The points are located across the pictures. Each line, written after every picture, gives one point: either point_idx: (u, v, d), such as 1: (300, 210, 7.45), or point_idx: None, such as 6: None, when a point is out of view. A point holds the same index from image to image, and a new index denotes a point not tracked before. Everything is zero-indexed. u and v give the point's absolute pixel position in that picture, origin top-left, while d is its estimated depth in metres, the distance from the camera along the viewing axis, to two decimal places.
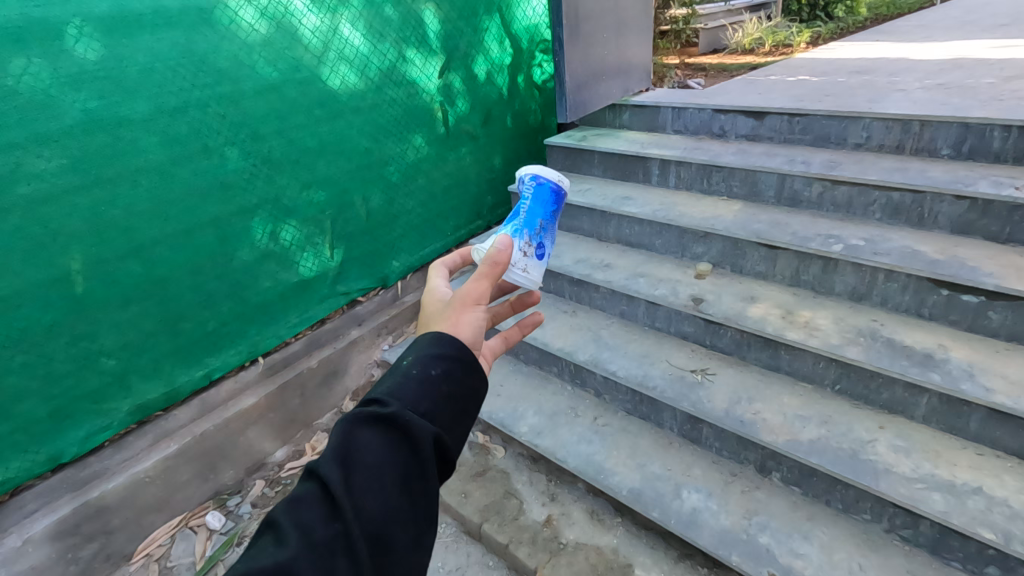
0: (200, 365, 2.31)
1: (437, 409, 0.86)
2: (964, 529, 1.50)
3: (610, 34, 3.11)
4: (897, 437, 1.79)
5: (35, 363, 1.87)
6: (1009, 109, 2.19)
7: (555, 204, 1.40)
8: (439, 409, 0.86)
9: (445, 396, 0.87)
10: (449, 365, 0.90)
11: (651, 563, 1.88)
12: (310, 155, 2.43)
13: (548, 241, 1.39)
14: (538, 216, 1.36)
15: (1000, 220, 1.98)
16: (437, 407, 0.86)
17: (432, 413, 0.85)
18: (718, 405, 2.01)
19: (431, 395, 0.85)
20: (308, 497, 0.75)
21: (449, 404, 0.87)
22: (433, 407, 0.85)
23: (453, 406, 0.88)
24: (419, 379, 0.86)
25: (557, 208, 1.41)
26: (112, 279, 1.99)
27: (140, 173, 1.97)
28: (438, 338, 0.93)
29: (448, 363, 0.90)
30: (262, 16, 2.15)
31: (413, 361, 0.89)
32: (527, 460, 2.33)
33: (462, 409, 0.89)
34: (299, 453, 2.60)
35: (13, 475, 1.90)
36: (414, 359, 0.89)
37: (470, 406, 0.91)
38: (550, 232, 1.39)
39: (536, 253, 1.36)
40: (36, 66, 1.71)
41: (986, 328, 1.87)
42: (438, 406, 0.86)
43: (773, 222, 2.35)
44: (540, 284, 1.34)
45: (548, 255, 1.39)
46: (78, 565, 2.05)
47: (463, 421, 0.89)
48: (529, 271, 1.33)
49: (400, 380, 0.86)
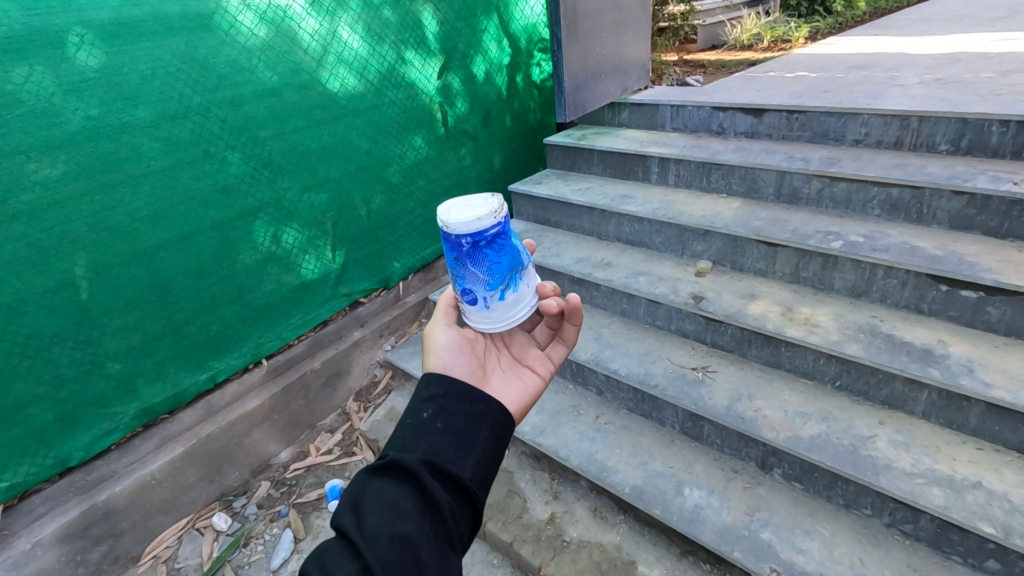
0: (204, 368, 2.33)
1: (436, 443, 0.91)
2: (963, 523, 1.52)
3: (607, 32, 3.11)
4: (897, 432, 1.80)
5: (41, 368, 1.89)
6: (1007, 104, 2.19)
7: (454, 251, 1.24)
8: (438, 442, 0.91)
9: (441, 431, 0.93)
10: (440, 402, 0.97)
11: (654, 560, 1.90)
12: (310, 158, 2.44)
13: (468, 286, 1.27)
14: (448, 264, 1.30)
15: (999, 215, 1.98)
16: (437, 441, 0.92)
17: (434, 446, 0.91)
18: (719, 402, 2.03)
19: (425, 432, 0.92)
20: (330, 548, 0.80)
21: (446, 437, 0.93)
22: (431, 443, 0.91)
23: (452, 437, 0.93)
24: (414, 422, 0.94)
25: (456, 255, 1.25)
26: (116, 284, 2.01)
27: (141, 178, 1.99)
28: (428, 380, 1.02)
29: (439, 401, 0.97)
30: (262, 20, 2.16)
31: (407, 411, 0.97)
32: (530, 458, 2.34)
33: (462, 439, 0.94)
34: (304, 454, 2.61)
35: (21, 479, 1.92)
36: (408, 408, 0.97)
37: (472, 435, 0.95)
38: (465, 277, 1.26)
39: (464, 300, 1.31)
40: (38, 75, 1.72)
41: (986, 324, 1.88)
42: (436, 441, 0.91)
43: (773, 219, 2.36)
44: (475, 329, 1.30)
45: (474, 299, 1.28)
46: (87, 567, 2.07)
47: (467, 450, 0.93)
48: (465, 318, 1.33)
49: (398, 430, 0.94)
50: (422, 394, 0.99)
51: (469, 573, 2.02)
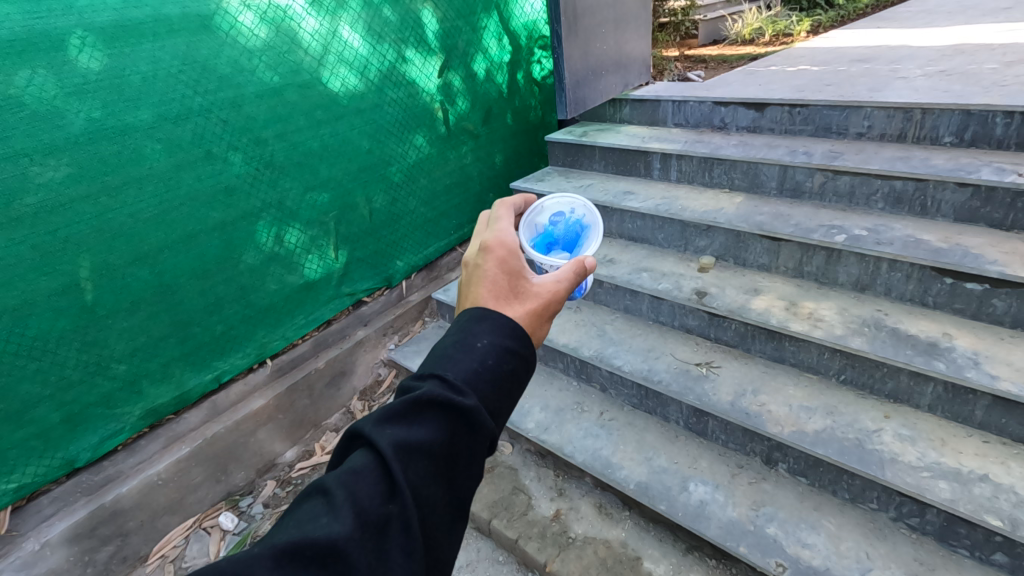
0: (208, 369, 2.34)
1: (502, 406, 0.84)
2: (970, 516, 1.51)
3: (608, 28, 3.10)
4: (903, 426, 1.80)
5: (48, 371, 1.90)
6: (1011, 94, 2.18)
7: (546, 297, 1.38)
8: (504, 408, 0.84)
9: (511, 395, 0.85)
10: (519, 362, 0.87)
11: (660, 555, 1.90)
12: (312, 158, 2.45)
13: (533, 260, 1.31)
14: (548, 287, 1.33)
15: (1003, 207, 1.97)
16: (502, 406, 0.84)
17: (498, 411, 0.83)
18: (724, 397, 2.03)
19: (499, 388, 0.83)
20: (365, 471, 0.74)
21: (511, 404, 0.85)
22: (498, 405, 0.83)
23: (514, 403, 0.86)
24: (492, 372, 0.83)
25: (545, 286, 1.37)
26: (121, 286, 2.01)
27: (144, 180, 2.00)
28: (511, 328, 0.88)
29: (519, 358, 0.87)
30: (262, 21, 2.16)
31: (488, 347, 0.85)
32: (535, 456, 2.34)
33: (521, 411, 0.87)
34: (308, 453, 2.63)
35: (30, 480, 1.94)
36: (490, 345, 0.85)
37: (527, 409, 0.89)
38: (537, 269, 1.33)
39: None
40: (41, 78, 1.73)
41: (991, 316, 1.87)
42: (503, 406, 0.84)
43: (776, 213, 2.35)
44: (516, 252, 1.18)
45: None
46: (96, 567, 2.09)
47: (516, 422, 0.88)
48: None
49: (474, 365, 0.83)
50: (507, 342, 0.86)
51: (475, 570, 2.03)
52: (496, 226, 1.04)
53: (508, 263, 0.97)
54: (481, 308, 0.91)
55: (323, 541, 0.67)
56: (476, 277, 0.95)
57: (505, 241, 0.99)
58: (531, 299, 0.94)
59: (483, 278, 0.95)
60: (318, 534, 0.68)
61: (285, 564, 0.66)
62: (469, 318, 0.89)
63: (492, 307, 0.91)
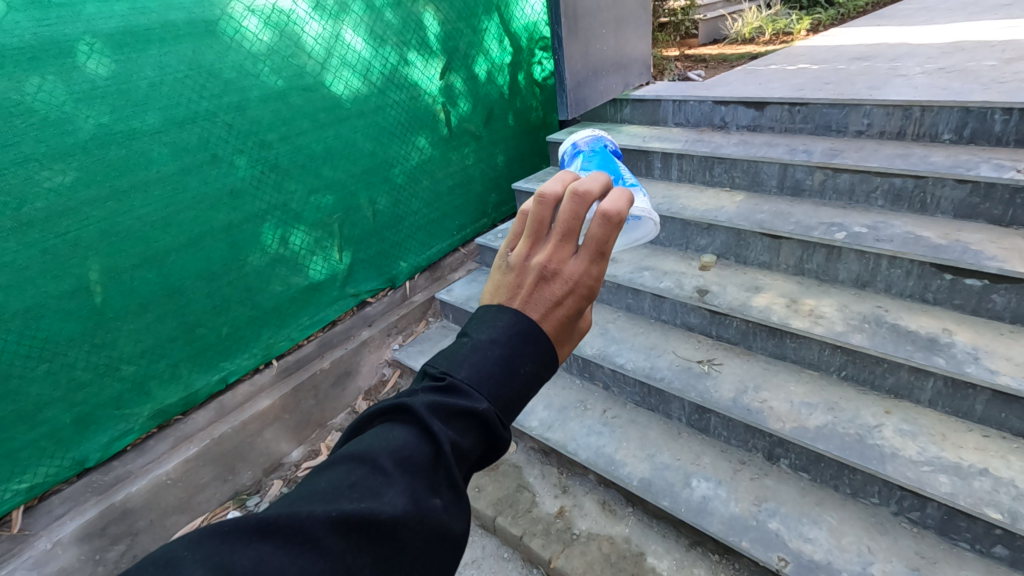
0: (216, 369, 2.37)
1: None
2: (970, 510, 1.53)
3: (608, 29, 3.11)
4: (904, 421, 1.81)
5: (58, 372, 1.93)
6: (1009, 91, 2.19)
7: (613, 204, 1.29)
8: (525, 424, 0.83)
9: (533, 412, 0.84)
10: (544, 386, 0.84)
11: (663, 551, 1.92)
12: (316, 160, 2.47)
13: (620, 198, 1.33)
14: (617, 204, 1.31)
15: (1003, 203, 1.98)
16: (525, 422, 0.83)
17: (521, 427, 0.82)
18: (726, 394, 2.04)
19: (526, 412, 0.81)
20: (420, 461, 0.70)
21: None
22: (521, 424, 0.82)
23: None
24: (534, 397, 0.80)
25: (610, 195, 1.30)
26: (129, 287, 2.04)
27: (152, 183, 2.03)
28: (553, 359, 0.84)
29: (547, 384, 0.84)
30: (266, 25, 2.19)
31: (529, 374, 0.80)
32: (538, 453, 2.36)
33: None
34: (315, 453, 2.65)
35: (41, 480, 1.97)
36: (531, 372, 0.80)
37: None
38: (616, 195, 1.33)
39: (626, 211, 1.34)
40: (50, 84, 1.76)
41: (990, 311, 1.89)
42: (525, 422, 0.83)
43: (776, 211, 2.37)
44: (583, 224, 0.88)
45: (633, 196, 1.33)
46: (106, 566, 2.12)
47: None
48: None
49: (515, 389, 0.79)
50: (545, 371, 0.82)
51: (480, 567, 2.05)
52: (597, 264, 0.84)
53: (582, 309, 0.86)
54: (544, 346, 0.82)
55: (387, 525, 0.65)
56: (547, 309, 0.83)
57: (592, 291, 0.85)
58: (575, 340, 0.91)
59: (554, 314, 0.84)
60: (380, 516, 0.65)
61: (345, 536, 0.63)
62: (520, 335, 0.81)
63: (553, 349, 0.83)
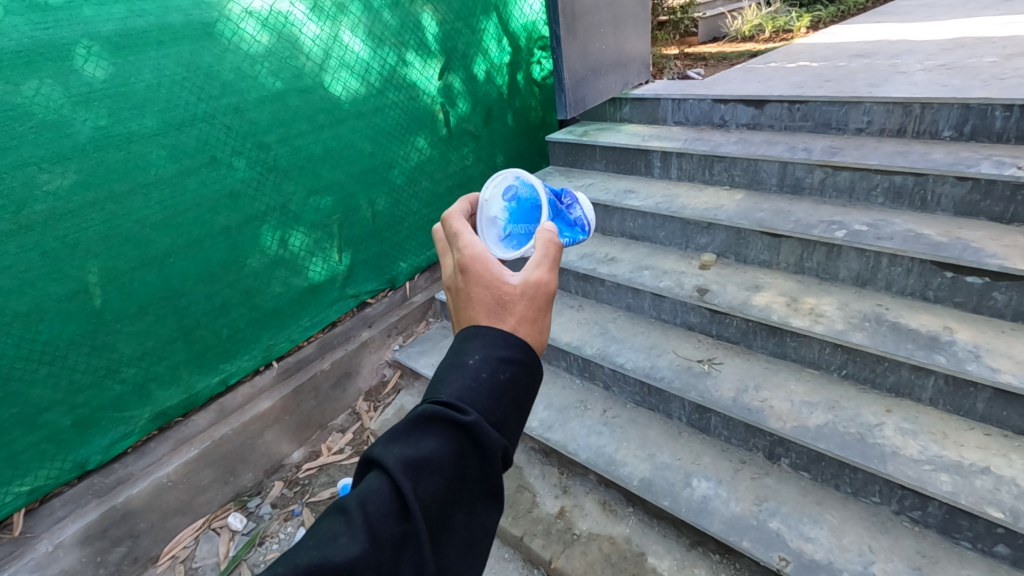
0: (216, 372, 2.37)
1: (504, 417, 0.79)
2: (972, 508, 1.52)
3: (607, 28, 3.11)
4: (905, 419, 1.81)
5: (58, 375, 1.93)
6: (1010, 88, 2.18)
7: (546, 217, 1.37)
8: (505, 416, 0.79)
9: (512, 403, 0.80)
10: (516, 369, 0.82)
11: (664, 551, 1.91)
12: (315, 162, 2.47)
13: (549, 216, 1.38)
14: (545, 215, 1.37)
15: (1004, 200, 1.98)
16: (505, 415, 0.79)
17: (501, 420, 0.78)
18: (726, 393, 2.04)
19: (498, 401, 0.78)
20: (377, 492, 0.71)
21: (512, 411, 0.80)
22: (500, 416, 0.78)
23: (518, 413, 0.81)
24: (488, 385, 0.78)
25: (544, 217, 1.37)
26: (129, 290, 2.05)
27: (151, 186, 2.03)
28: (500, 337, 0.84)
29: (515, 365, 0.82)
30: (263, 27, 2.19)
31: (480, 363, 0.80)
32: (539, 454, 2.36)
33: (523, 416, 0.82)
34: (316, 454, 2.66)
35: (42, 483, 1.97)
36: (482, 360, 0.81)
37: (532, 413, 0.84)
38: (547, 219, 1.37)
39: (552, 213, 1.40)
40: (48, 87, 1.76)
41: (992, 309, 1.88)
42: (504, 414, 0.79)
43: (776, 209, 2.36)
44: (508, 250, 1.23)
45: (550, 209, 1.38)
46: (107, 568, 2.12)
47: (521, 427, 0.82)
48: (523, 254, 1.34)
49: (467, 382, 0.78)
50: (498, 352, 0.82)
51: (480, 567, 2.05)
52: (457, 240, 0.93)
53: (483, 278, 0.88)
54: (472, 330, 0.85)
55: (342, 566, 0.65)
56: (463, 303, 0.89)
57: (478, 259, 0.90)
58: (520, 303, 0.87)
59: (469, 301, 0.89)
60: (336, 558, 0.65)
61: None
62: (460, 336, 0.85)
63: (481, 326, 0.85)
